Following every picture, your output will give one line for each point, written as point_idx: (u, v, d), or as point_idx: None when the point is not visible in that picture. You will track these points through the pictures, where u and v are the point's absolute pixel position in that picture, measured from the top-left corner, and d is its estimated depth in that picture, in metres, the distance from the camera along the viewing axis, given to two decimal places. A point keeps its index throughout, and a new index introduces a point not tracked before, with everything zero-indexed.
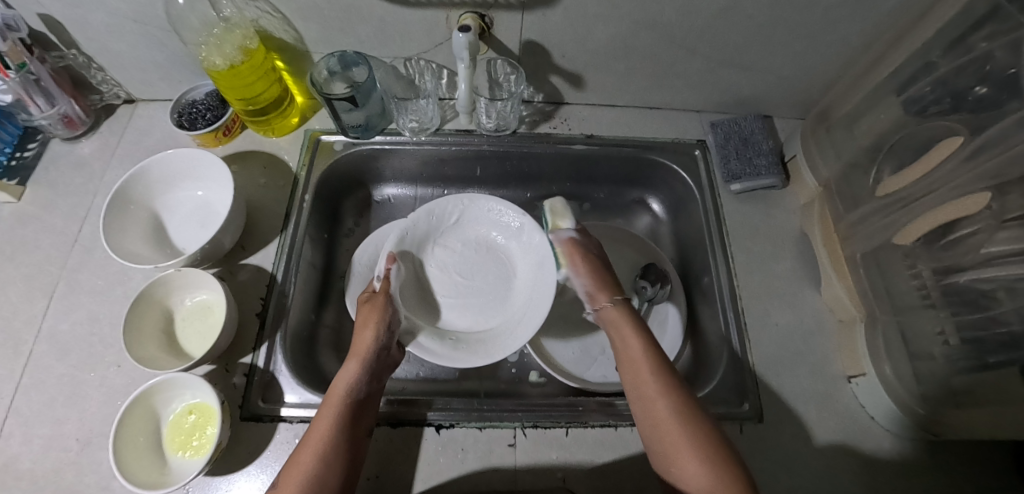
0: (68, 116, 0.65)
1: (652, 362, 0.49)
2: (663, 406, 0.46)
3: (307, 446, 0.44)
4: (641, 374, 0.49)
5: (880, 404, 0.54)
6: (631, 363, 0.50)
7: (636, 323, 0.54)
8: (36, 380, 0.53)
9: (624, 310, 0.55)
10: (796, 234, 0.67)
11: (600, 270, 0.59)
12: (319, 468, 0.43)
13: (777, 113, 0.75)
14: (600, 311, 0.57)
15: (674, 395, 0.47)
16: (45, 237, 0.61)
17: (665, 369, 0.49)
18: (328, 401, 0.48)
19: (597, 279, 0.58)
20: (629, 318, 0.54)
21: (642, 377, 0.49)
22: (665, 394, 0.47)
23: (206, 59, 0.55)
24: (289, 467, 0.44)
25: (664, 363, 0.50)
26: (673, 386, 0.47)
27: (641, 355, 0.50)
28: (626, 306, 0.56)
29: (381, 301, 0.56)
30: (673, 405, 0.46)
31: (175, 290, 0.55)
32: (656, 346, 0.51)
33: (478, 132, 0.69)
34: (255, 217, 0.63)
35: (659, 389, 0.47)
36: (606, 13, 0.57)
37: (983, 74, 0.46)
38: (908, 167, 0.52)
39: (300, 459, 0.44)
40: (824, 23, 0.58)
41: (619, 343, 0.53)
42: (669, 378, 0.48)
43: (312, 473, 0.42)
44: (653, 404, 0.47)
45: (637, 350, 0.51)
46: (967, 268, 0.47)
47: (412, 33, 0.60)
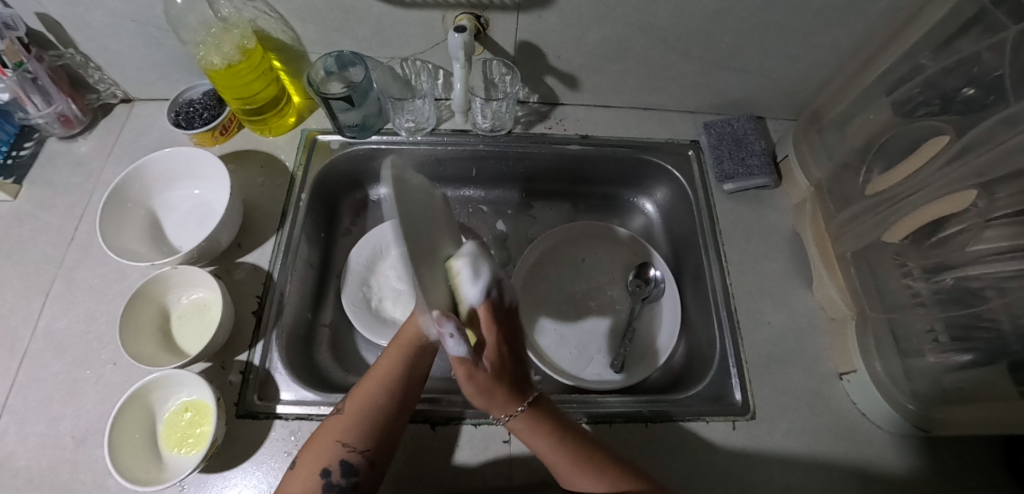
0: (65, 115, 0.65)
1: (560, 450, 0.45)
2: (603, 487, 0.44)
3: (368, 385, 0.47)
4: (562, 467, 0.45)
5: (873, 400, 0.55)
6: (551, 454, 0.45)
7: (549, 427, 0.45)
8: (32, 378, 0.53)
9: (532, 409, 0.46)
10: (788, 233, 0.68)
11: (495, 380, 0.45)
12: (381, 404, 0.46)
13: (769, 115, 0.76)
14: (509, 420, 0.46)
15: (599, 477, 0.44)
16: (42, 236, 0.62)
17: (584, 452, 0.45)
18: (397, 346, 0.50)
19: (489, 384, 0.45)
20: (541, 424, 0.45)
21: (531, 443, 0.45)
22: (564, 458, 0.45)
23: (203, 58, 0.56)
24: (351, 397, 0.47)
25: (582, 449, 0.45)
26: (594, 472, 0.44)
27: (556, 456, 0.45)
28: (537, 407, 0.46)
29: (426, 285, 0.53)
30: (607, 483, 0.44)
31: (172, 288, 0.55)
32: (571, 441, 0.45)
33: (474, 132, 0.70)
34: (252, 216, 0.63)
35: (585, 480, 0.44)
36: (600, 15, 0.58)
37: (971, 76, 0.47)
38: (897, 166, 0.53)
39: (362, 395, 0.47)
40: (815, 26, 0.59)
41: (534, 446, 0.46)
42: (592, 457, 0.45)
43: (373, 406, 0.46)
44: (583, 487, 0.44)
45: (557, 451, 0.45)
46: (954, 267, 0.48)
47: (408, 34, 0.61)
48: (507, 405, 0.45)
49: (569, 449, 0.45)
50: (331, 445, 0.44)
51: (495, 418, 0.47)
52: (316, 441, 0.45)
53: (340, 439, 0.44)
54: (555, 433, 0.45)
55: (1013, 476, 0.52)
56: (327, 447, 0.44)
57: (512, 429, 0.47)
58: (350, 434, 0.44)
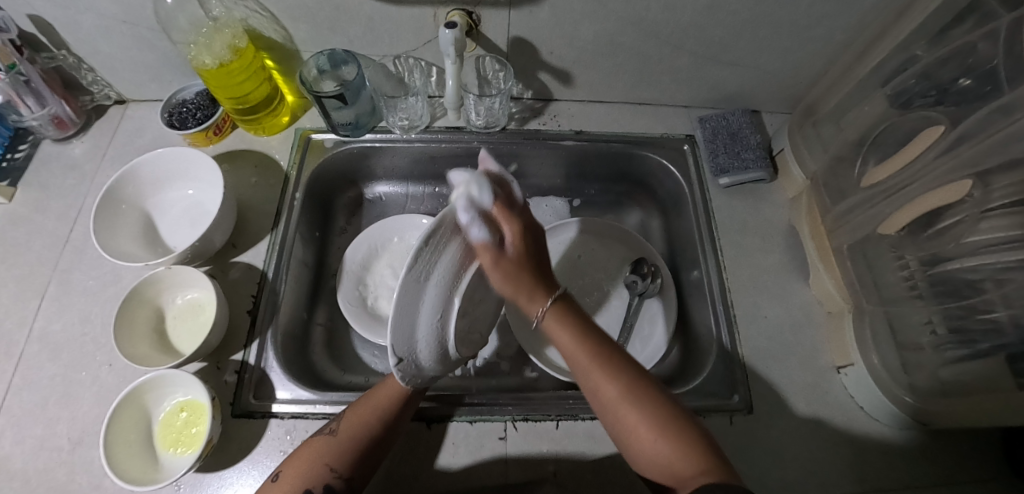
0: (59, 117, 0.65)
1: (581, 342, 0.43)
2: (616, 387, 0.41)
3: (364, 411, 0.47)
4: (583, 368, 0.43)
5: (870, 394, 0.54)
6: (575, 358, 0.44)
7: (574, 324, 0.45)
8: (28, 380, 0.54)
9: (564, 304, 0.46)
10: (784, 227, 0.68)
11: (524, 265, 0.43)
12: (374, 434, 0.46)
13: (764, 109, 0.76)
14: (540, 320, 0.46)
15: (614, 372, 0.42)
16: (36, 238, 0.62)
17: (605, 352, 0.43)
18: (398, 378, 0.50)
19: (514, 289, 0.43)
20: (566, 320, 0.45)
21: (558, 327, 0.45)
22: (577, 346, 0.43)
23: (195, 58, 0.56)
24: (344, 420, 0.47)
25: (605, 350, 0.43)
26: (609, 366, 0.42)
27: (576, 345, 0.44)
28: (563, 301, 0.46)
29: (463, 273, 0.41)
30: (620, 385, 0.41)
31: (166, 288, 0.55)
32: (591, 335, 0.44)
33: (468, 129, 0.70)
34: (246, 216, 0.63)
35: (599, 373, 0.42)
36: (592, 10, 0.57)
37: (965, 66, 0.46)
38: (892, 158, 0.52)
39: (357, 419, 0.47)
40: (807, 19, 0.59)
41: (565, 349, 0.44)
42: (612, 358, 0.43)
43: (366, 434, 0.46)
44: (597, 391, 0.42)
45: (579, 349, 0.43)
46: (951, 258, 0.47)
47: (400, 31, 0.61)
48: (538, 298, 0.44)
49: (590, 350, 0.43)
50: (319, 467, 0.43)
51: (529, 315, 0.46)
52: (301, 459, 0.44)
53: (328, 462, 0.43)
54: (586, 333, 0.44)
55: (1012, 467, 0.52)
56: (314, 468, 0.43)
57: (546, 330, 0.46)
58: (340, 460, 0.44)
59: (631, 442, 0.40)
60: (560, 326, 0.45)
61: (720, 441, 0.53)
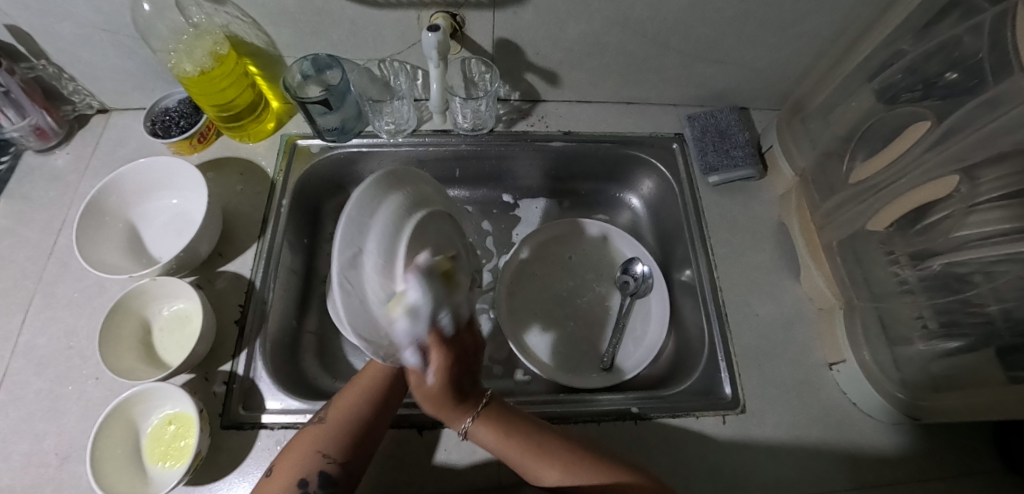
0: (40, 128, 0.64)
1: (514, 429, 0.46)
2: (557, 471, 0.44)
3: (349, 396, 0.48)
4: (518, 462, 0.46)
5: (862, 390, 0.54)
6: (505, 452, 0.46)
7: (506, 417, 0.47)
8: (12, 396, 0.53)
9: (493, 410, 0.48)
10: (774, 224, 0.67)
11: (443, 393, 0.45)
12: (362, 419, 0.47)
13: (752, 106, 0.76)
14: (467, 429, 0.48)
15: (547, 445, 0.46)
16: (20, 251, 0.61)
17: (531, 436, 0.46)
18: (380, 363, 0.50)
19: (433, 393, 0.45)
20: (499, 421, 0.47)
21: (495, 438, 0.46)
22: (507, 443, 0.46)
23: (175, 66, 0.55)
24: (331, 407, 0.47)
25: (533, 435, 0.46)
26: (546, 441, 0.46)
27: (506, 438, 0.46)
28: (490, 405, 0.48)
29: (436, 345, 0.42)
30: (558, 465, 0.45)
31: (151, 299, 0.55)
32: (514, 417, 0.48)
33: (455, 132, 0.69)
34: (233, 225, 0.62)
35: (538, 457, 0.45)
36: (576, 9, 0.57)
37: (953, 60, 0.46)
38: (879, 154, 0.52)
39: (342, 406, 0.47)
40: (793, 15, 0.59)
41: (493, 448, 0.47)
42: (542, 443, 0.46)
43: (356, 419, 0.46)
44: (539, 477, 0.45)
45: (510, 445, 0.46)
46: (941, 253, 0.47)
47: (383, 35, 0.60)
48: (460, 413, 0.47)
49: (519, 435, 0.46)
50: (311, 455, 0.43)
51: (456, 427, 0.48)
52: (292, 451, 0.44)
53: (320, 449, 0.44)
54: (512, 420, 0.47)
55: (1004, 461, 0.52)
56: (307, 457, 0.43)
57: (474, 437, 0.48)
58: (331, 445, 0.44)
59: None
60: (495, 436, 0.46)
61: (713, 440, 0.53)
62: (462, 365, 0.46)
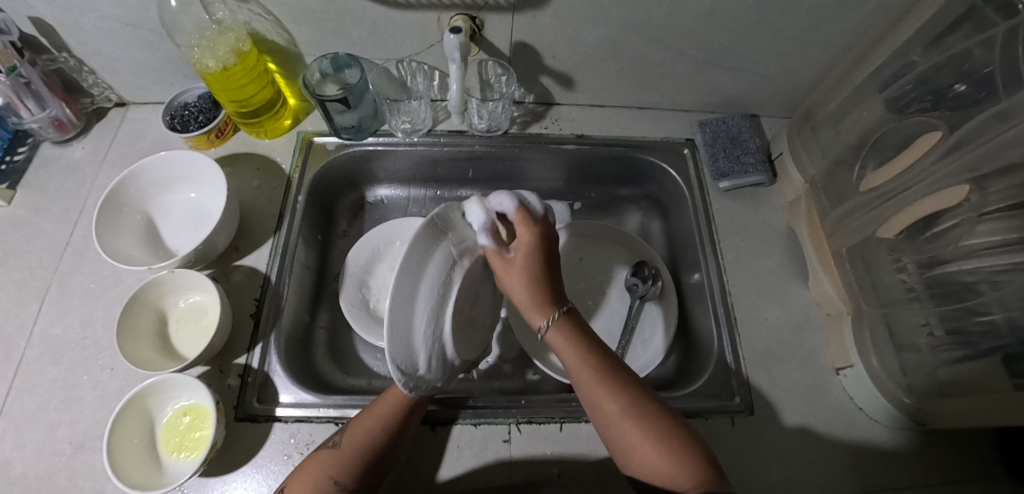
0: (59, 119, 0.65)
1: (591, 352, 0.46)
2: (618, 405, 0.42)
3: (366, 423, 0.47)
4: (584, 381, 0.44)
5: (869, 395, 0.55)
6: (576, 370, 0.45)
7: (583, 340, 0.46)
8: (28, 384, 0.53)
9: (570, 323, 0.48)
10: (783, 230, 0.68)
11: (523, 269, 0.48)
12: (377, 447, 0.46)
13: (763, 113, 0.76)
14: (544, 333, 0.48)
15: (619, 380, 0.44)
16: (36, 241, 0.61)
17: (608, 367, 0.45)
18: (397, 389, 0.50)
19: (523, 303, 0.48)
20: (575, 339, 0.46)
21: (567, 347, 0.46)
22: (582, 358, 0.45)
23: (198, 61, 0.56)
24: (347, 432, 0.47)
25: (609, 363, 0.45)
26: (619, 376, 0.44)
27: (580, 355, 0.45)
28: (569, 319, 0.48)
29: (500, 256, 0.48)
30: (624, 400, 0.42)
31: (168, 292, 0.55)
32: (592, 347, 0.46)
33: (470, 133, 0.70)
34: (249, 219, 0.63)
35: (606, 386, 0.43)
36: (594, 14, 0.58)
37: (962, 72, 0.47)
38: (890, 163, 0.53)
39: (359, 432, 0.47)
40: (806, 25, 0.60)
41: (568, 360, 0.46)
42: (613, 373, 0.44)
43: (370, 445, 0.46)
44: (598, 407, 0.43)
45: (581, 362, 0.45)
46: (949, 260, 0.48)
47: (403, 35, 0.61)
48: (540, 309, 0.47)
49: (592, 361, 0.45)
50: (323, 481, 0.43)
51: (534, 327, 0.48)
52: (305, 473, 0.44)
53: (332, 475, 0.43)
54: (590, 347, 0.46)
55: (1009, 467, 0.53)
56: (318, 482, 0.43)
57: (549, 343, 0.48)
58: (344, 473, 0.44)
59: (635, 458, 0.40)
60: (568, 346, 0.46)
61: (722, 442, 0.54)
62: (546, 258, 0.49)
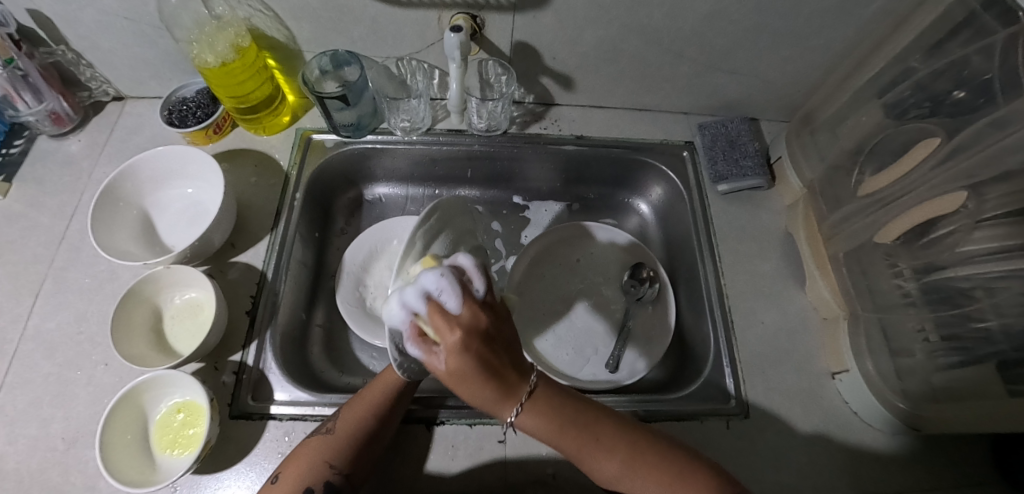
0: (56, 113, 0.64)
1: (571, 416, 0.42)
2: (617, 464, 0.41)
3: (359, 407, 0.48)
4: (578, 454, 0.42)
5: (863, 399, 0.55)
6: (558, 442, 0.42)
7: (563, 400, 0.42)
8: (21, 379, 0.53)
9: (541, 394, 0.42)
10: (781, 234, 0.68)
11: (467, 379, 0.37)
12: (371, 429, 0.46)
13: (762, 117, 0.76)
14: (514, 419, 0.42)
15: (610, 431, 0.42)
16: (31, 235, 0.61)
17: (594, 428, 0.42)
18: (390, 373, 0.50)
19: (448, 381, 0.38)
20: (555, 405, 0.42)
21: (545, 430, 0.41)
22: (565, 435, 0.41)
23: (196, 56, 0.55)
24: (339, 416, 0.47)
25: (593, 424, 0.42)
26: (609, 427, 0.42)
27: (566, 429, 0.41)
28: (544, 379, 0.43)
29: (434, 359, 0.38)
30: (620, 457, 0.41)
31: (164, 287, 0.55)
32: (569, 408, 0.42)
33: (469, 132, 0.70)
34: (246, 216, 0.63)
35: (600, 449, 0.41)
36: (595, 16, 0.58)
37: (960, 79, 0.48)
38: (888, 168, 0.53)
39: (351, 416, 0.47)
40: (806, 29, 0.60)
41: (545, 436, 0.42)
42: (598, 431, 0.42)
43: (363, 428, 0.46)
44: (598, 467, 0.42)
45: (567, 441, 0.41)
46: (944, 267, 0.48)
47: (403, 33, 0.61)
48: (507, 402, 0.40)
49: (578, 430, 0.41)
50: (318, 466, 0.43)
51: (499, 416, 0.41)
52: (298, 459, 0.44)
53: (327, 460, 0.43)
54: (567, 409, 0.42)
55: (1002, 475, 0.53)
56: (314, 467, 0.43)
57: (519, 425, 0.42)
58: (338, 457, 0.44)
59: None
60: (547, 426, 0.41)
61: (717, 445, 0.54)
62: (488, 349, 0.38)
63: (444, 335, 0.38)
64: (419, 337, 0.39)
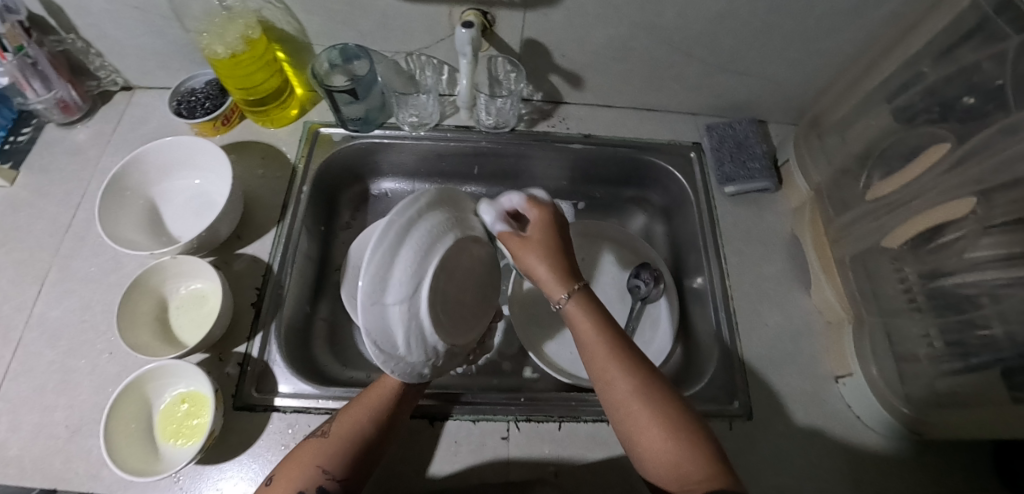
0: (64, 101, 0.64)
1: (602, 326, 0.45)
2: (629, 385, 0.41)
3: (356, 411, 0.47)
4: (597, 361, 0.43)
5: (866, 403, 0.55)
6: (587, 345, 0.45)
7: (602, 310, 0.46)
8: (25, 367, 0.53)
9: (587, 294, 0.47)
10: (787, 237, 0.68)
11: (545, 249, 0.48)
12: (366, 436, 0.46)
13: (770, 119, 0.76)
14: (562, 305, 0.47)
15: (631, 364, 0.42)
16: (37, 223, 0.61)
17: (620, 349, 0.43)
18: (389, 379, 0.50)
19: (539, 271, 0.48)
20: (592, 308, 0.46)
21: (583, 317, 0.45)
22: (594, 331, 0.45)
23: (207, 47, 0.55)
24: (336, 422, 0.47)
25: (621, 342, 0.44)
26: (630, 362, 0.43)
27: (595, 340, 0.44)
28: (588, 293, 0.47)
29: (518, 236, 0.48)
30: (634, 378, 0.41)
31: (169, 278, 0.55)
32: (609, 323, 0.45)
33: (478, 129, 0.70)
34: (252, 208, 0.63)
35: (619, 365, 0.42)
36: (605, 14, 0.58)
37: (968, 84, 0.48)
38: (897, 173, 0.53)
39: (348, 422, 0.46)
40: (817, 32, 0.60)
41: (579, 328, 0.45)
42: (623, 353, 0.43)
43: (359, 434, 0.45)
44: (610, 384, 0.42)
45: (595, 341, 0.44)
46: (952, 273, 0.48)
47: (414, 28, 0.61)
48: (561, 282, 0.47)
49: (605, 340, 0.44)
50: (310, 471, 0.42)
51: (551, 299, 0.48)
52: (294, 462, 0.43)
53: (321, 465, 0.42)
54: (605, 324, 0.45)
55: (1004, 482, 0.52)
56: (307, 471, 0.42)
57: (564, 315, 0.47)
58: (333, 461, 0.43)
59: (644, 452, 0.39)
60: (586, 316, 0.45)
61: (719, 446, 0.54)
62: (560, 233, 0.50)
63: (532, 216, 0.49)
64: (514, 236, 0.48)
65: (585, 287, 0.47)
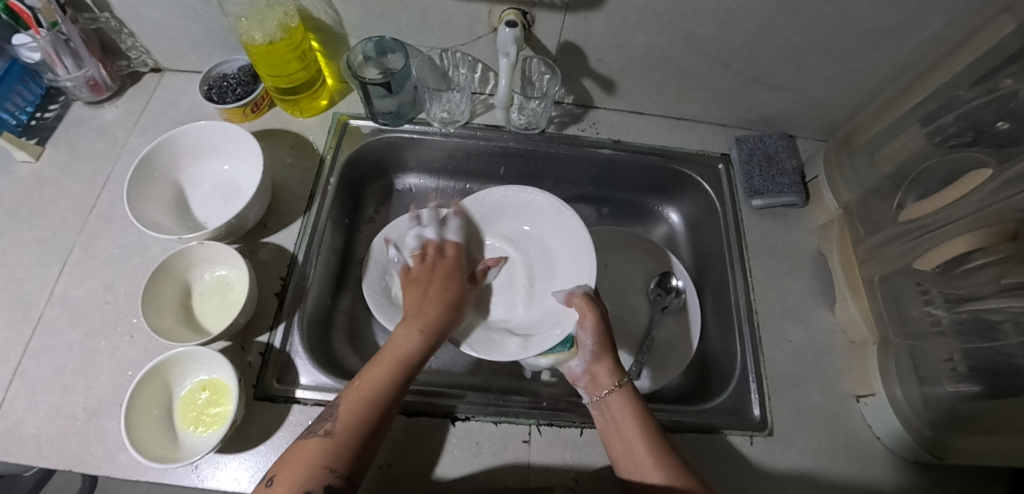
0: (93, 80, 0.64)
1: (642, 421, 0.48)
2: (660, 473, 0.44)
3: (358, 403, 0.44)
4: (636, 450, 0.46)
5: (887, 425, 0.54)
6: (626, 444, 0.47)
7: (641, 411, 0.49)
8: (45, 346, 0.52)
9: (628, 399, 0.50)
10: (812, 253, 0.68)
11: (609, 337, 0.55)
12: (369, 428, 0.44)
13: (799, 134, 0.76)
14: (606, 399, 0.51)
15: (665, 457, 0.45)
16: (62, 201, 0.60)
17: (658, 443, 0.46)
18: (386, 365, 0.47)
19: (592, 357, 0.54)
20: (633, 410, 0.49)
21: (623, 422, 0.48)
22: (638, 433, 0.47)
23: (245, 33, 0.55)
24: (337, 417, 0.43)
25: (657, 436, 0.47)
26: (662, 450, 0.46)
27: (634, 425, 0.47)
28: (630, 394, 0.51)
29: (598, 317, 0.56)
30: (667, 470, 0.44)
31: (195, 263, 0.54)
32: (648, 421, 0.48)
33: (507, 129, 0.69)
34: (280, 197, 0.62)
35: (653, 455, 0.45)
36: (646, 21, 0.57)
37: (1006, 110, 0.47)
38: (933, 195, 0.53)
39: (349, 415, 0.44)
40: (856, 49, 0.59)
41: (619, 433, 0.48)
42: (659, 445, 0.46)
43: (363, 428, 0.43)
44: (643, 474, 0.44)
45: (635, 432, 0.47)
46: (980, 298, 0.49)
47: (452, 26, 0.60)
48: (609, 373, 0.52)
49: (644, 437, 0.46)
50: (318, 472, 0.40)
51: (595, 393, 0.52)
52: (294, 463, 0.40)
53: (327, 464, 0.40)
54: (643, 419, 0.48)
55: None
56: (313, 471, 0.40)
57: (602, 412, 0.50)
58: (338, 459, 0.41)
59: None
60: (624, 419, 0.48)
61: (740, 460, 0.53)
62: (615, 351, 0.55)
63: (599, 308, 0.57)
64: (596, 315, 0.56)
65: (623, 391, 0.51)
